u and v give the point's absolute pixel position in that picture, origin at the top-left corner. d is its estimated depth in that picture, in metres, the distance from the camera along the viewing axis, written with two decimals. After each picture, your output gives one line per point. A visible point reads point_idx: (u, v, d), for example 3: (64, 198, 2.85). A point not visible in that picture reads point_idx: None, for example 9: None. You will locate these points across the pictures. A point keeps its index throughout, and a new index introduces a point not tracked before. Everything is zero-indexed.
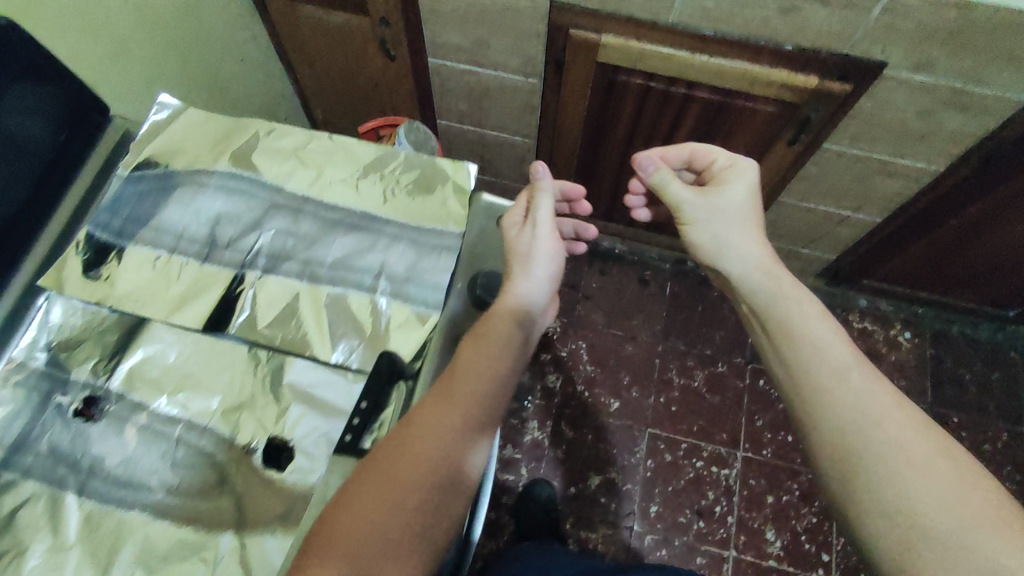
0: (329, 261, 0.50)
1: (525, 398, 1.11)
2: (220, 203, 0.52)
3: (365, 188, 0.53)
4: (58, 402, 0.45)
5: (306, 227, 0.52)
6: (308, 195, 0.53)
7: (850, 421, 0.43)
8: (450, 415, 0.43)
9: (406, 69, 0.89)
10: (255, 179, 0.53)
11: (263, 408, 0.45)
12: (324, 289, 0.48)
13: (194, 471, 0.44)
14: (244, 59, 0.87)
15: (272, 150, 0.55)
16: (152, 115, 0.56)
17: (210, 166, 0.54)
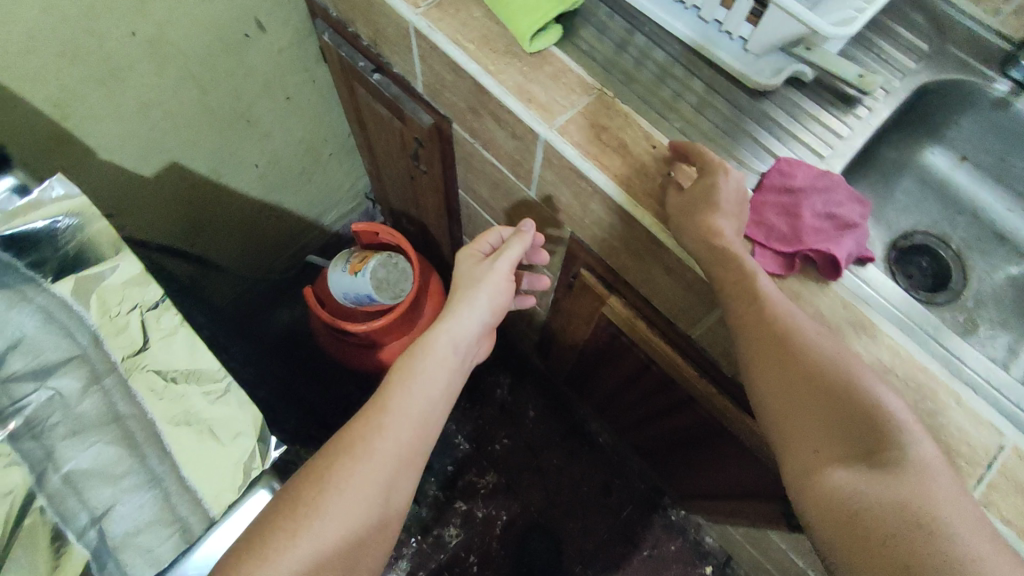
0: (67, 469, 0.42)
1: (413, 534, 1.02)
2: (29, 327, 0.43)
3: (171, 397, 0.46)
4: None
5: (86, 407, 0.44)
6: (118, 366, 0.45)
7: (814, 431, 0.37)
8: (357, 462, 0.47)
9: (438, 184, 0.78)
10: (80, 318, 0.45)
11: None
12: (37, 503, 0.41)
13: None
14: (292, 95, 0.81)
15: (119, 293, 0.46)
16: (41, 185, 0.46)
17: (49, 278, 0.44)
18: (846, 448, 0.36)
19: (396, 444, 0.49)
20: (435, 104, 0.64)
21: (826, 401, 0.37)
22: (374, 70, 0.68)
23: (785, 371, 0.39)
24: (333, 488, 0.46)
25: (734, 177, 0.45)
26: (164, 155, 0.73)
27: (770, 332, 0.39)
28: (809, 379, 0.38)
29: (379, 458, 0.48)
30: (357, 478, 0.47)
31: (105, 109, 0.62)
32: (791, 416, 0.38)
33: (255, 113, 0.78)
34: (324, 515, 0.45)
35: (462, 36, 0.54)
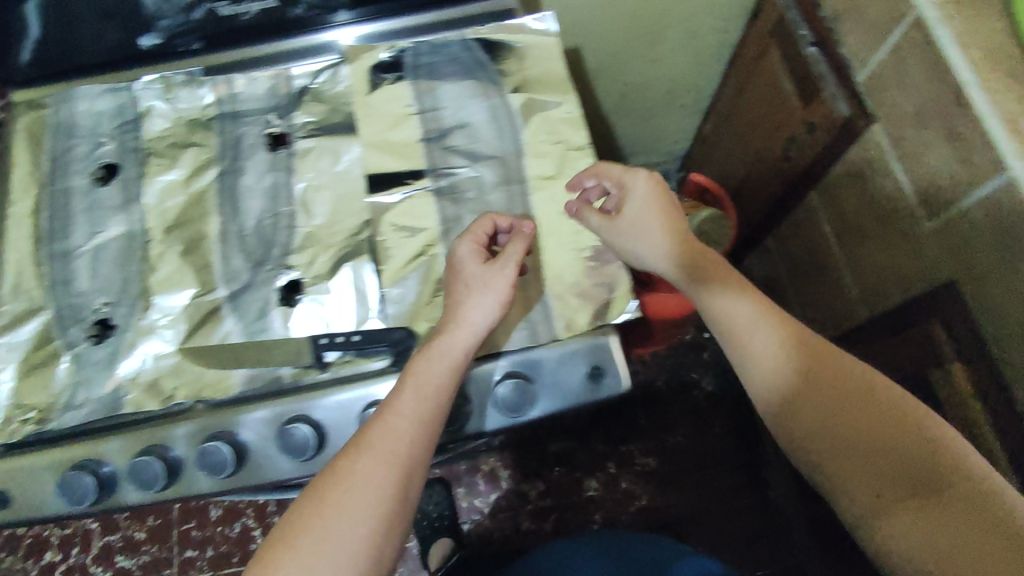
0: (466, 236, 0.51)
1: (559, 464, 1.08)
2: (479, 118, 0.55)
3: (562, 227, 0.51)
4: (269, 118, 0.57)
5: (491, 197, 0.52)
6: (527, 179, 0.53)
7: (875, 472, 0.40)
8: (365, 463, 0.41)
9: (792, 176, 0.77)
10: (515, 128, 0.54)
11: (315, 262, 0.51)
12: (440, 249, 0.51)
13: (255, 238, 0.53)
14: (697, 38, 0.83)
15: (550, 124, 0.54)
16: (531, 18, 0.58)
17: (507, 89, 0.55)
18: (923, 483, 0.39)
19: (406, 439, 0.42)
20: (866, 99, 0.62)
21: (870, 435, 0.41)
22: (813, 43, 0.68)
23: (832, 415, 0.42)
24: (339, 498, 0.39)
25: (638, 178, 0.52)
26: (576, 38, 0.80)
27: (815, 382, 0.43)
28: (876, 446, 0.41)
29: (367, 458, 0.41)
30: (352, 491, 0.40)
31: None
32: (852, 461, 0.41)
33: (659, 38, 0.82)
34: (336, 521, 0.39)
35: (969, 42, 0.51)
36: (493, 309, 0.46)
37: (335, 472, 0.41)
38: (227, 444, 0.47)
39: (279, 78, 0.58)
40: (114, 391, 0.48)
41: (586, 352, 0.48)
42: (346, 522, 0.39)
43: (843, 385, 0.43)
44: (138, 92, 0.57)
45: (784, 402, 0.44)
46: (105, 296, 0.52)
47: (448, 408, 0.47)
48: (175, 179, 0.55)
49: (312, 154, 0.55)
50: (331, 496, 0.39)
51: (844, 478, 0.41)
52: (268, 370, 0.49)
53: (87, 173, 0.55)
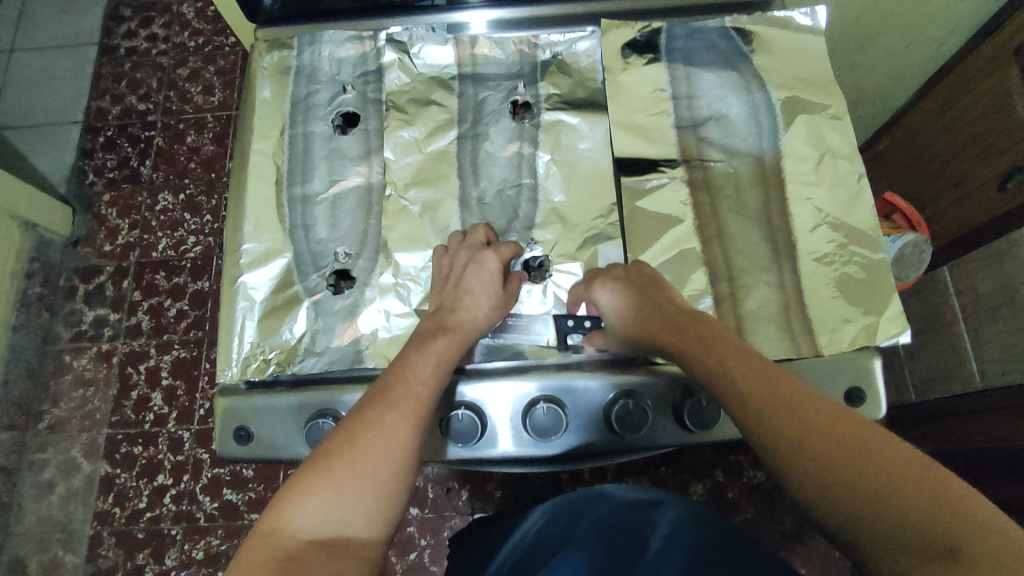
0: (723, 233, 0.48)
1: None
2: (736, 112, 0.53)
3: (825, 237, 0.48)
4: (514, 87, 0.55)
5: (750, 196, 0.50)
6: (787, 182, 0.50)
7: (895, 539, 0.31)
8: (356, 438, 0.38)
9: (1001, 208, 0.72)
10: (776, 127, 0.52)
11: (561, 241, 0.50)
12: (695, 243, 0.48)
13: (499, 209, 0.52)
14: (908, 49, 0.78)
15: (815, 127, 0.51)
16: (797, 13, 0.55)
17: (768, 86, 0.53)
18: (907, 520, 0.31)
19: (396, 420, 0.39)
20: None
21: (853, 467, 0.33)
22: None
23: (811, 431, 0.35)
24: (372, 442, 0.38)
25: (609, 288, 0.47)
26: None
27: (768, 401, 0.37)
28: (881, 494, 0.32)
29: (406, 408, 0.40)
30: (374, 440, 0.38)
31: None
32: (860, 490, 0.32)
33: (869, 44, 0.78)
34: (365, 460, 0.37)
35: None
36: (484, 316, 0.46)
37: (367, 421, 0.39)
38: (471, 415, 0.46)
39: (524, 45, 0.56)
40: (354, 343, 0.48)
41: (853, 372, 0.45)
42: (376, 468, 0.37)
43: (816, 417, 0.36)
44: (380, 43, 0.56)
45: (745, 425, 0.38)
46: (344, 247, 0.51)
47: (705, 409, 0.46)
48: (414, 137, 0.54)
49: (558, 129, 0.54)
50: (364, 438, 0.38)
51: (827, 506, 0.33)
52: (509, 344, 0.48)
53: (327, 121, 0.55)
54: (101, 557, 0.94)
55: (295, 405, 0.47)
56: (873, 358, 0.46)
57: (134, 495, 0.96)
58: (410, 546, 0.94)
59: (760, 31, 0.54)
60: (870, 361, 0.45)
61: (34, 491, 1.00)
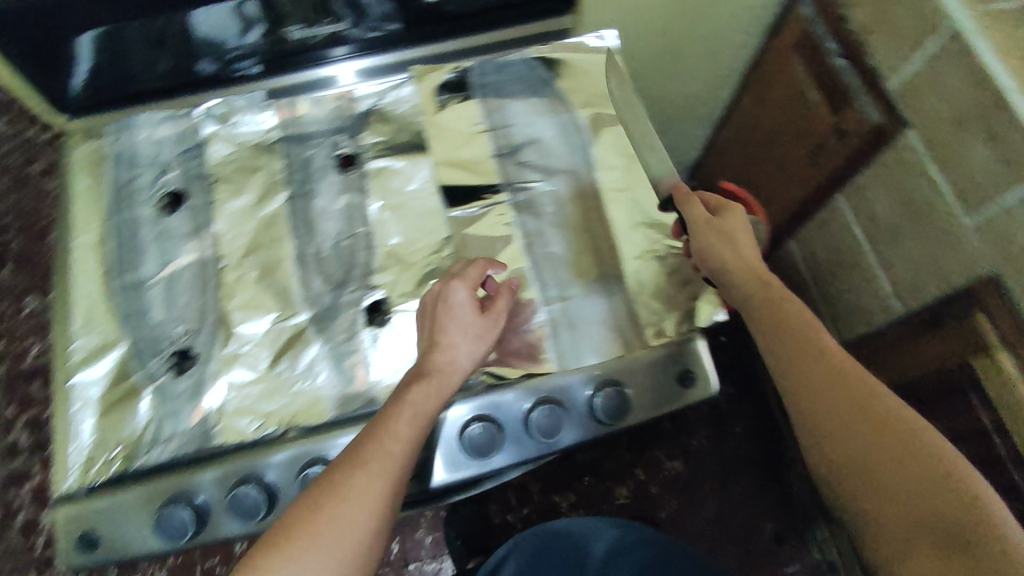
0: (547, 250, 0.52)
1: (589, 475, 1.06)
2: (549, 134, 0.56)
3: (639, 238, 0.53)
4: (337, 141, 0.57)
5: (571, 210, 0.53)
6: (601, 192, 0.54)
7: (895, 499, 0.39)
8: (334, 501, 0.39)
9: (818, 181, 0.81)
10: (586, 143, 0.56)
11: (399, 282, 0.52)
12: (523, 262, 0.51)
13: (337, 260, 0.53)
14: (718, 53, 0.87)
15: (619, 138, 0.56)
16: (588, 37, 0.59)
17: (574, 107, 0.57)
18: (930, 519, 0.38)
19: (381, 473, 0.41)
20: (898, 106, 0.66)
21: (909, 477, 0.39)
22: (840, 54, 0.71)
23: (855, 442, 0.41)
24: (346, 505, 0.39)
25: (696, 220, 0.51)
26: None
27: (814, 417, 0.43)
28: (888, 470, 0.40)
29: (377, 466, 0.41)
30: (352, 510, 0.39)
31: None
32: (863, 463, 0.41)
33: (682, 54, 0.85)
34: (330, 534, 0.39)
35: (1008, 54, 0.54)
36: (465, 359, 0.45)
37: (339, 489, 0.40)
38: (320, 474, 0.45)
39: (342, 100, 0.58)
40: (202, 423, 0.47)
41: (680, 357, 0.49)
42: (344, 540, 0.39)
43: (883, 422, 0.41)
44: (197, 118, 0.57)
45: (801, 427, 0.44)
46: (182, 325, 0.50)
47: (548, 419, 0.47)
48: (244, 205, 0.54)
49: (384, 175, 0.56)
50: (337, 501, 0.39)
51: (862, 509, 0.40)
52: (359, 393, 0.48)
53: (151, 202, 0.54)
54: None
55: (138, 501, 0.46)
56: (696, 341, 0.50)
57: None
58: None
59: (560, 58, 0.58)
60: (694, 342, 0.50)
61: None
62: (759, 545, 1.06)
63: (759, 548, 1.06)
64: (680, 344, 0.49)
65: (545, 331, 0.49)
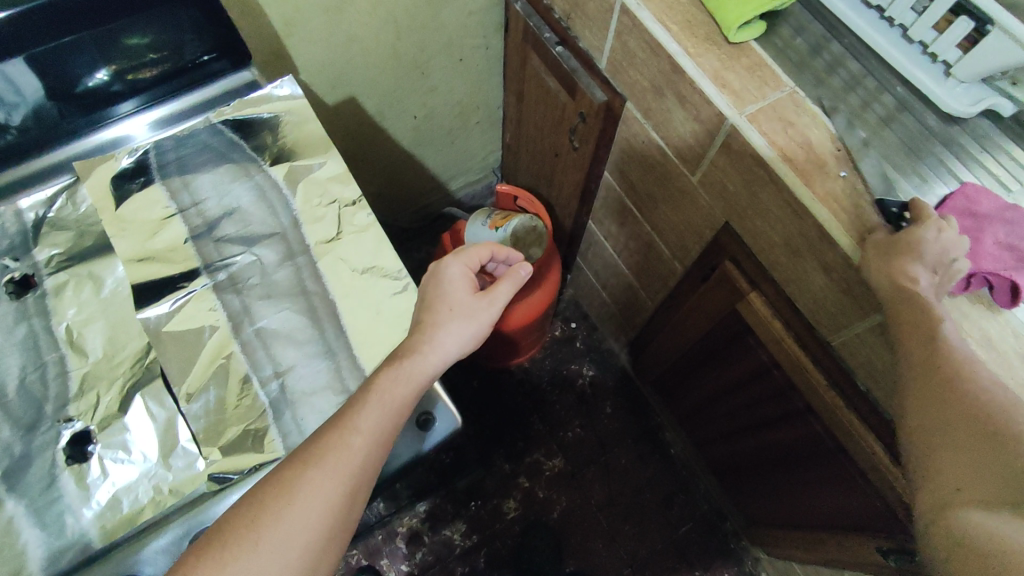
0: (259, 324, 0.48)
1: (474, 498, 1.06)
2: (245, 200, 0.53)
3: (356, 287, 0.50)
4: (5, 263, 0.50)
5: (280, 276, 0.50)
6: (310, 248, 0.51)
7: (950, 448, 0.40)
8: (282, 502, 0.40)
9: (584, 162, 0.82)
10: (285, 200, 0.53)
11: (101, 403, 0.47)
12: (234, 346, 0.48)
13: (24, 399, 0.46)
14: (465, 61, 0.87)
15: (321, 186, 0.53)
16: (273, 86, 0.57)
17: (267, 165, 0.54)
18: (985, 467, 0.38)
19: (335, 473, 0.41)
20: (613, 82, 0.68)
21: (966, 418, 0.40)
22: (558, 43, 0.73)
23: (930, 383, 0.42)
24: (296, 502, 0.40)
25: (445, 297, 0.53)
26: (347, 88, 0.79)
27: (921, 360, 0.43)
28: (956, 422, 0.40)
29: (331, 463, 0.41)
30: (298, 509, 0.40)
31: (318, 35, 0.69)
32: (928, 419, 0.42)
33: (430, 69, 0.85)
34: (271, 538, 0.40)
35: (668, 19, 0.57)
36: (452, 350, 0.49)
37: (294, 487, 0.41)
38: None
39: (6, 217, 0.52)
40: None
41: (411, 402, 0.48)
42: (283, 548, 0.40)
43: (945, 360, 0.42)
44: None
45: (916, 343, 0.44)
46: None
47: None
48: None
49: (68, 289, 0.50)
50: (290, 498, 0.40)
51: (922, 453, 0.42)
52: (70, 543, 0.43)
53: None
54: None
55: None
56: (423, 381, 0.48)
57: None
58: None
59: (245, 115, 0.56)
60: (425, 385, 0.48)
61: None
62: (651, 515, 1.07)
63: (652, 520, 1.06)
64: None
65: (268, 413, 0.46)
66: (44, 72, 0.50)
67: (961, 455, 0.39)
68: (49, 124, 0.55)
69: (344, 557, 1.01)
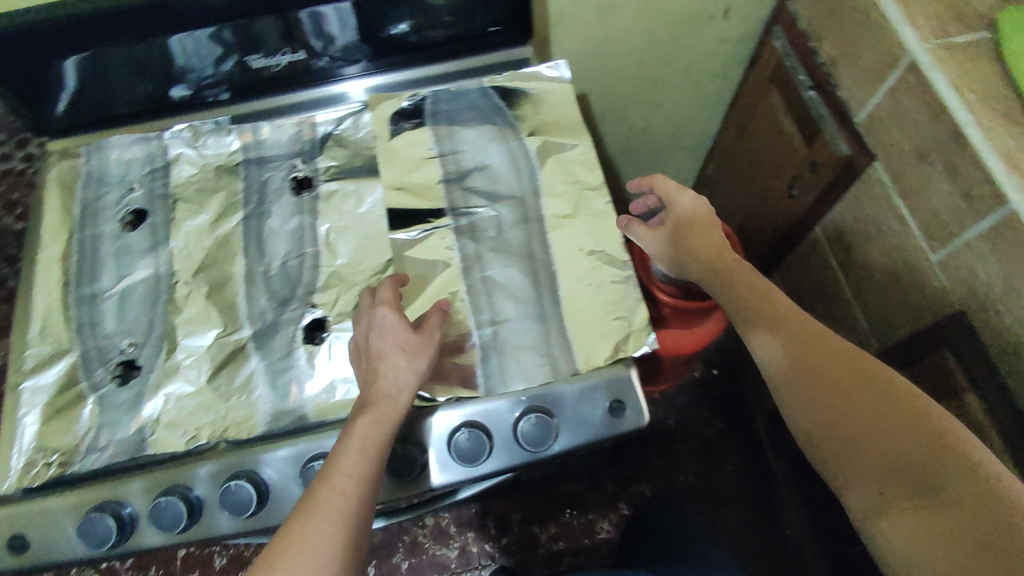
0: (485, 274, 0.52)
1: (572, 507, 1.05)
2: (497, 161, 0.57)
3: (578, 266, 0.52)
4: (295, 163, 0.59)
5: (513, 236, 0.54)
6: (545, 219, 0.54)
7: (877, 465, 0.43)
8: (290, 559, 0.39)
9: (798, 211, 0.81)
10: (532, 169, 0.57)
11: (339, 301, 0.52)
12: (460, 285, 0.52)
13: (282, 278, 0.54)
14: (699, 85, 0.87)
15: (568, 166, 0.57)
16: (545, 67, 0.61)
17: (523, 134, 0.58)
18: (914, 476, 0.42)
19: (337, 517, 0.41)
20: (865, 139, 0.66)
21: (861, 421, 0.44)
22: (810, 87, 0.72)
23: (854, 410, 0.45)
24: (302, 556, 0.39)
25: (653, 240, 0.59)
26: (584, 86, 0.83)
27: (827, 376, 0.46)
28: (875, 438, 0.44)
29: (329, 510, 0.41)
30: (313, 557, 0.39)
31: (583, 29, 0.73)
32: (851, 441, 0.44)
33: (662, 86, 0.86)
34: None
35: (964, 85, 0.54)
36: (405, 374, 0.46)
37: (297, 541, 0.40)
38: (246, 479, 0.47)
39: (304, 126, 0.61)
40: (139, 432, 0.48)
41: (607, 386, 0.49)
42: None
43: (860, 382, 0.45)
44: (166, 141, 0.60)
45: (788, 350, 0.48)
46: (129, 338, 0.52)
47: (471, 444, 0.48)
48: (203, 223, 0.56)
49: (336, 197, 0.57)
50: (291, 555, 0.39)
51: (861, 485, 0.44)
52: (291, 409, 0.49)
53: (116, 220, 0.57)
54: None
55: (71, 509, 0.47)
56: (622, 368, 0.49)
57: None
58: None
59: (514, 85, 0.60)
60: (625, 372, 0.49)
61: None
62: None
63: None
64: (607, 371, 0.49)
65: (477, 355, 0.49)
66: (361, 12, 0.57)
67: (878, 470, 0.43)
68: (351, 56, 0.63)
69: (437, 517, 1.04)
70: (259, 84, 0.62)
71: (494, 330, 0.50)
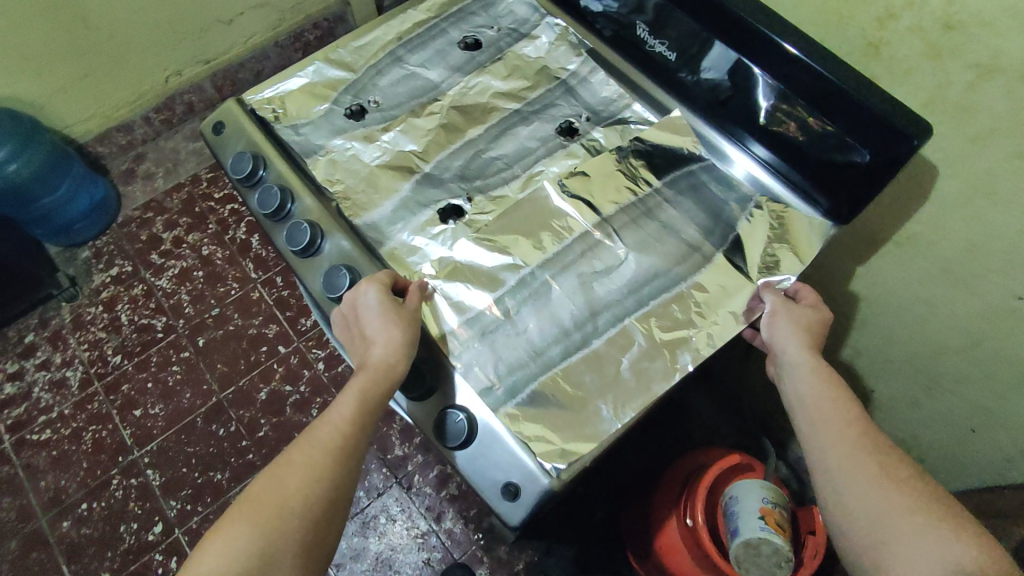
0: (569, 290, 0.54)
1: (484, 536, 1.03)
2: (677, 236, 0.56)
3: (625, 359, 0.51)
4: (583, 114, 0.64)
5: (603, 290, 0.54)
6: (644, 309, 0.53)
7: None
8: (290, 477, 0.47)
9: None
10: (685, 271, 0.55)
11: (486, 215, 0.58)
12: (545, 288, 0.54)
13: (484, 164, 0.61)
14: (975, 435, 0.70)
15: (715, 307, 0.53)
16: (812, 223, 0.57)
17: (719, 243, 0.56)
18: None
19: (323, 452, 0.48)
20: None
21: (903, 508, 0.44)
22: None
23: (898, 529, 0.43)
24: (288, 476, 0.47)
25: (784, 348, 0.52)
26: (869, 311, 0.72)
27: (873, 484, 0.45)
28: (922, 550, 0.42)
29: (320, 443, 0.48)
30: (299, 473, 0.47)
31: (911, 270, 0.63)
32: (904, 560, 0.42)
33: (937, 394, 0.71)
34: (285, 500, 0.46)
35: None
36: (394, 350, 0.50)
37: (282, 467, 0.47)
38: (312, 233, 0.56)
39: (622, 100, 0.64)
40: (318, 147, 0.61)
41: (521, 473, 0.48)
42: (297, 497, 0.46)
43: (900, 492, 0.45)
44: (544, 22, 0.68)
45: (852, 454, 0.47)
46: (384, 100, 0.64)
47: (418, 384, 0.51)
48: (494, 86, 0.64)
49: (572, 160, 0.61)
50: (281, 473, 0.47)
51: None
52: (384, 233, 0.57)
53: (462, 34, 0.68)
54: (169, 199, 1.34)
55: (250, 138, 0.62)
56: (544, 477, 0.47)
57: (219, 190, 1.35)
58: (294, 382, 1.16)
59: (760, 221, 0.57)
60: (540, 478, 0.47)
61: (185, 136, 1.39)
62: None
63: None
64: (526, 459, 0.48)
65: (469, 312, 0.53)
66: (738, 69, 0.55)
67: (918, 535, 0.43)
68: (703, 95, 0.61)
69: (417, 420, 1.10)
70: (628, 44, 0.64)
71: (520, 307, 0.53)
